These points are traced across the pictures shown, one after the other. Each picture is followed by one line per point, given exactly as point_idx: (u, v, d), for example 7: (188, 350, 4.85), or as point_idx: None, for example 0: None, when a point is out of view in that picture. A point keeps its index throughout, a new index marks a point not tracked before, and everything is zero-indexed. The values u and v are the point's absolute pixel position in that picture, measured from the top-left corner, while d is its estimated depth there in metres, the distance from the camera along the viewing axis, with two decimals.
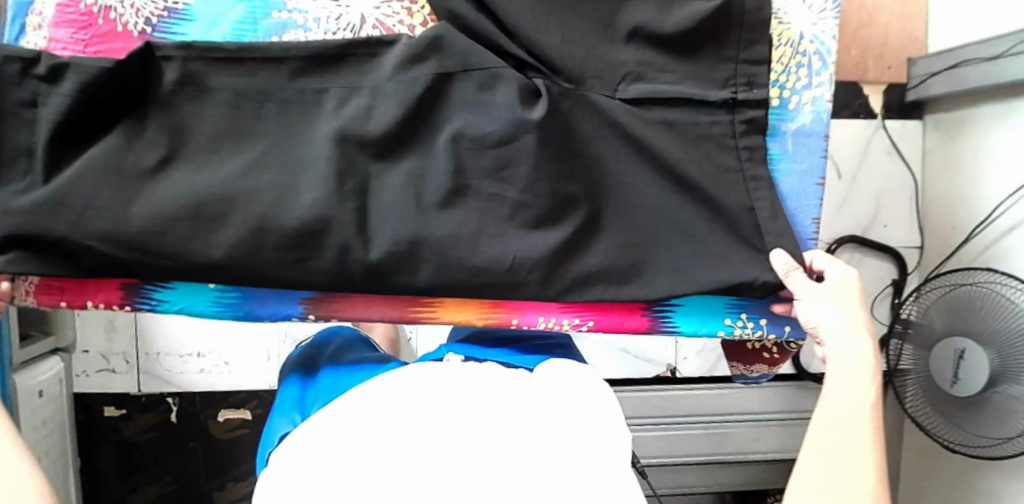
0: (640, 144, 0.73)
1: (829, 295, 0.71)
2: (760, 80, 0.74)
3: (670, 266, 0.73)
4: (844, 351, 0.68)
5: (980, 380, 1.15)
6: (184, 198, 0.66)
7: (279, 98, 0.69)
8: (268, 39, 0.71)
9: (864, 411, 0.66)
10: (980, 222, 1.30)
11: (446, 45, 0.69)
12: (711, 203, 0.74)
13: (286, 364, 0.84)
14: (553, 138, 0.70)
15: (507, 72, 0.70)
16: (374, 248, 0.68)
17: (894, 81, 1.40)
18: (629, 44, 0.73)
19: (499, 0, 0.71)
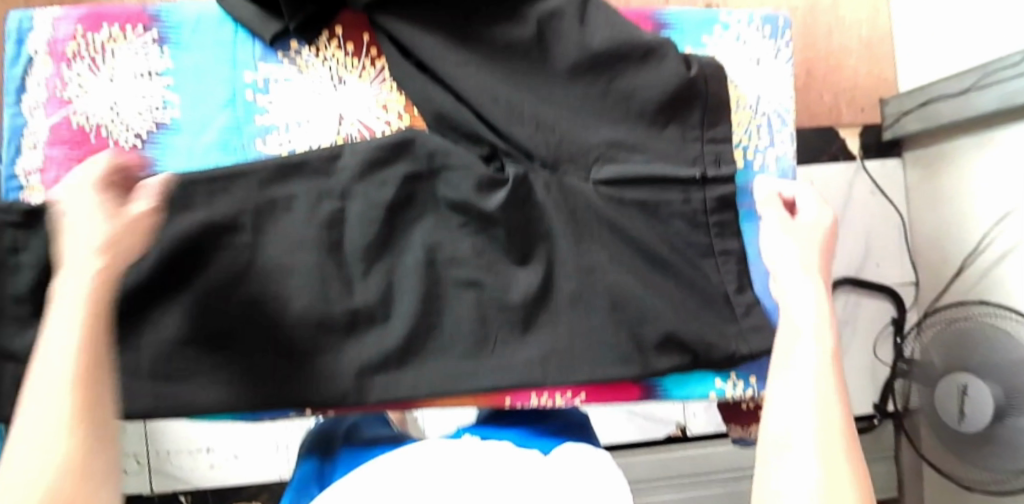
0: (613, 223, 0.77)
1: (800, 233, 0.71)
2: (726, 158, 0.78)
3: (650, 335, 0.76)
4: (802, 284, 0.67)
5: (985, 415, 1.14)
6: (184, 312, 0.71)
7: (271, 206, 0.73)
8: (253, 145, 0.74)
9: (827, 340, 0.63)
10: (969, 253, 1.32)
11: (423, 145, 0.74)
12: (683, 272, 0.77)
13: (307, 436, 0.86)
14: (528, 225, 0.76)
15: (477, 166, 0.74)
16: (369, 344, 0.73)
17: (869, 123, 1.44)
18: (600, 127, 0.76)
19: (474, 97, 0.74)
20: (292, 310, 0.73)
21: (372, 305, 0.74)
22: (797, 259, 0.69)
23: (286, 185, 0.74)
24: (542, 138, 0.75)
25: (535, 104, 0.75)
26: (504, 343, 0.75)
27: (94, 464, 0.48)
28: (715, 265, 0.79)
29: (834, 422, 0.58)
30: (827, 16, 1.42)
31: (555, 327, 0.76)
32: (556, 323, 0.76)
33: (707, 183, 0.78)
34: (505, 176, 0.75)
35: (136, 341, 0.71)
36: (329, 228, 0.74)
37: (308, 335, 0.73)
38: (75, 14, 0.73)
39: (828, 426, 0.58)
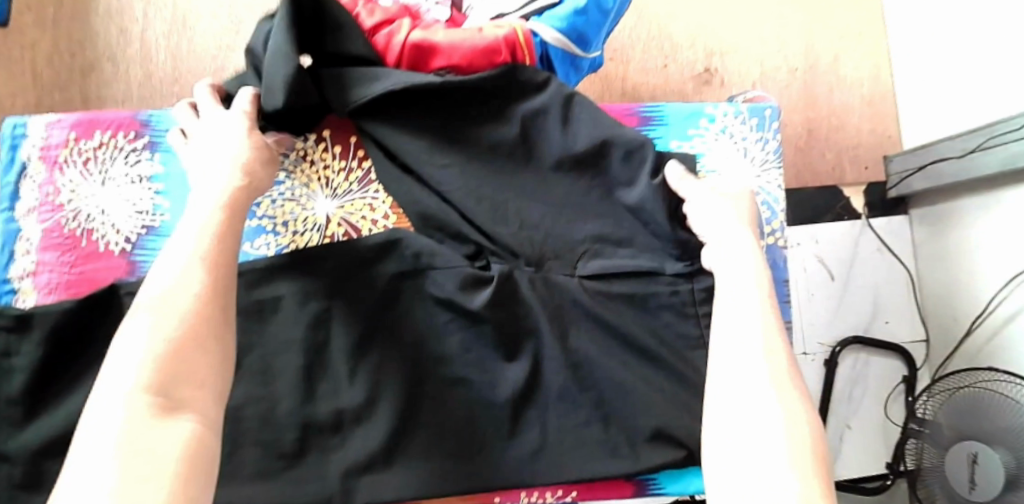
0: (599, 318, 0.76)
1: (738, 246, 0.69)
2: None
3: (638, 433, 0.75)
4: (742, 256, 0.67)
5: (995, 483, 1.10)
6: None
7: (258, 308, 0.73)
8: (240, 247, 0.75)
9: (779, 353, 0.59)
10: (978, 314, 1.29)
11: (409, 244, 0.75)
12: (673, 367, 0.76)
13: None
14: (512, 321, 0.76)
15: (462, 266, 0.75)
16: (354, 445, 0.72)
17: (873, 180, 1.42)
18: (585, 225, 0.77)
19: (459, 200, 0.76)
20: (277, 408, 0.72)
21: (355, 405, 0.73)
22: (738, 275, 0.66)
23: (273, 285, 0.74)
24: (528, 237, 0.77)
25: (521, 210, 0.77)
26: (491, 442, 0.74)
27: (193, 358, 0.53)
28: (705, 358, 0.76)
29: (806, 432, 0.54)
30: (827, 75, 1.41)
31: (543, 424, 0.75)
32: (543, 419, 0.75)
33: (695, 276, 0.77)
34: (490, 274, 0.75)
35: None
36: (314, 327, 0.74)
37: (290, 436, 0.72)
38: (68, 121, 0.76)
39: (803, 439, 0.53)
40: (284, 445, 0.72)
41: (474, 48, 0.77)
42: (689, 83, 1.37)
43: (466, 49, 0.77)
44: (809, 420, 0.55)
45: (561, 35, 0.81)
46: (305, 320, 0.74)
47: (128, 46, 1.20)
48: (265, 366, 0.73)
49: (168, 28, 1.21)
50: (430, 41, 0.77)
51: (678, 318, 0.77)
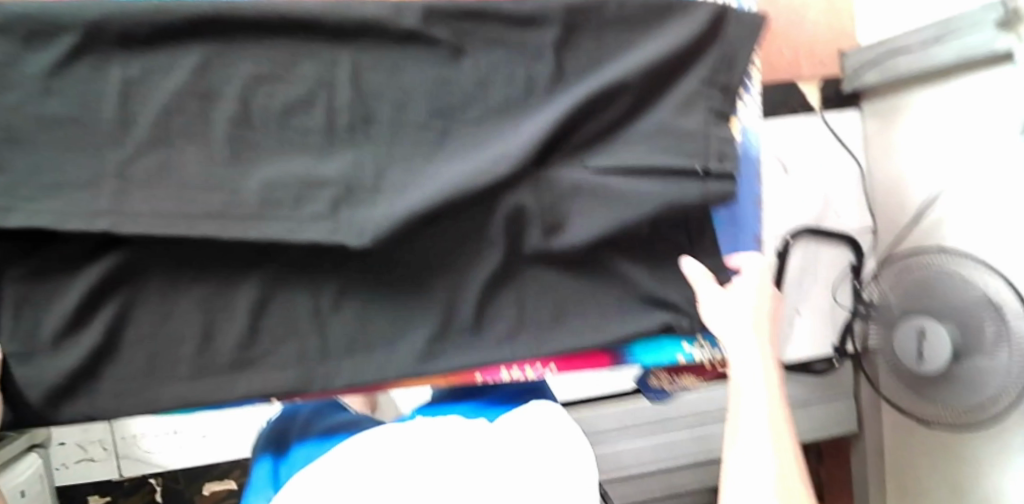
0: (603, 193, 0.73)
1: (737, 310, 0.77)
2: (729, 156, 0.75)
3: (624, 303, 0.78)
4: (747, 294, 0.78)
5: (942, 354, 1.18)
6: (168, 227, 0.66)
7: (208, 192, 0.67)
8: (190, 124, 0.68)
9: (776, 399, 0.74)
10: (926, 200, 1.35)
11: (354, 125, 0.71)
12: (644, 248, 0.79)
13: (258, 435, 0.84)
14: (509, 223, 0.73)
15: (411, 137, 0.72)
16: (348, 320, 0.73)
17: (829, 75, 1.44)
18: (550, 96, 0.74)
19: (421, 67, 0.72)
20: (276, 301, 0.71)
21: (333, 294, 0.72)
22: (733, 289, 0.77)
23: (251, 193, 0.68)
24: (504, 72, 0.73)
25: (511, 117, 0.73)
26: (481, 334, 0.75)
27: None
28: (684, 236, 0.80)
29: (794, 483, 0.70)
30: None
31: (533, 298, 0.77)
32: (537, 296, 0.77)
33: (708, 177, 0.74)
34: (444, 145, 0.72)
35: (121, 334, 0.69)
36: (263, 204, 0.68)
37: (285, 318, 0.72)
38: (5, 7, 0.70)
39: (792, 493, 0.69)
40: (275, 324, 0.72)
41: None
42: None
43: None
44: (799, 480, 0.70)
45: None
46: (240, 108, 0.69)
47: None
48: (256, 316, 0.71)
49: None
50: None
51: (667, 206, 0.73)
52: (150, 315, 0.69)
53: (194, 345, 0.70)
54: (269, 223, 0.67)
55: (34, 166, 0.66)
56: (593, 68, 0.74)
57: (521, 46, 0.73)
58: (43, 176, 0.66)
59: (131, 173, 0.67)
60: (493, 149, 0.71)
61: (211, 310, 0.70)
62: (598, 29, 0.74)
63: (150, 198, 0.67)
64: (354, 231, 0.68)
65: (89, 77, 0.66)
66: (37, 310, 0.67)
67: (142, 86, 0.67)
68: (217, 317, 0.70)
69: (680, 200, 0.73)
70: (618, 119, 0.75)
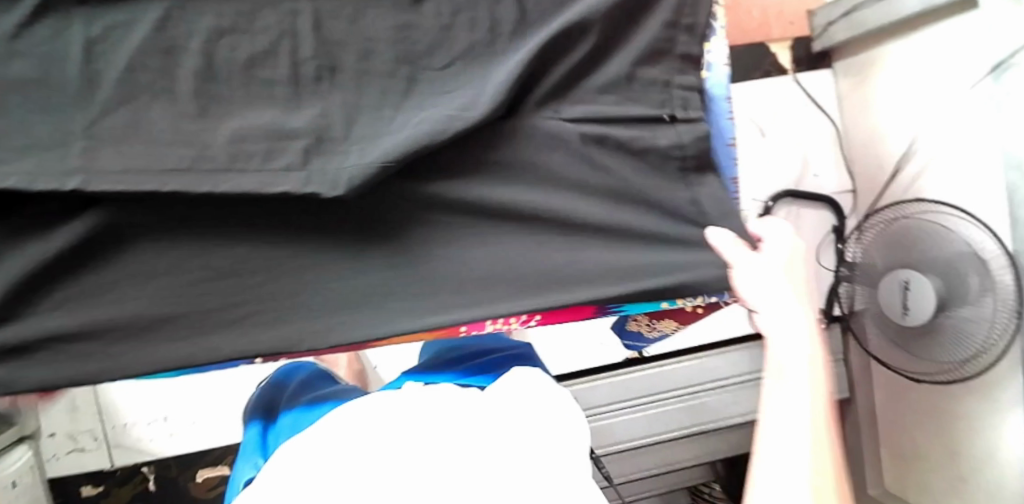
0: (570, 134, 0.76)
1: (766, 282, 0.74)
2: (693, 102, 0.80)
3: (598, 252, 0.79)
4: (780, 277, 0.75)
5: (928, 306, 1.17)
6: (133, 183, 0.66)
7: (176, 146, 0.69)
8: (156, 80, 0.70)
9: (817, 385, 0.67)
10: (902, 155, 1.36)
11: (317, 78, 0.73)
12: (615, 196, 0.79)
13: (249, 405, 0.87)
14: (480, 170, 0.75)
15: (376, 85, 0.74)
16: (322, 276, 0.73)
17: (799, 35, 1.45)
18: (509, 42, 0.76)
19: (381, 17, 0.74)
20: (249, 257, 0.72)
21: (307, 249, 0.73)
22: (764, 266, 0.75)
23: (221, 146, 0.69)
24: (466, 14, 0.75)
25: (474, 64, 0.75)
26: (455, 286, 0.75)
27: None
28: (660, 183, 0.80)
29: (826, 468, 0.62)
30: None
31: (511, 246, 0.77)
32: (513, 242, 0.78)
33: (676, 122, 0.79)
34: (409, 95, 0.74)
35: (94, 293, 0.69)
36: (231, 156, 0.69)
37: (257, 273, 0.72)
38: None
39: (822, 475, 0.61)
40: (250, 281, 0.72)
41: None
42: None
43: None
44: (831, 465, 0.63)
45: None
46: (203, 62, 0.70)
47: None
48: (229, 272, 0.71)
49: None
50: None
51: (639, 149, 0.78)
52: (123, 274, 0.70)
53: (168, 300, 0.71)
54: (239, 174, 0.68)
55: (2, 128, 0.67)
56: (555, 10, 0.76)
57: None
58: (10, 138, 0.67)
59: (99, 130, 0.68)
60: (460, 97, 0.73)
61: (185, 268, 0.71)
62: None
63: (118, 153, 0.67)
64: (328, 181, 0.69)
65: (48, 36, 0.68)
66: (14, 274, 0.67)
67: (104, 44, 0.69)
68: (195, 274, 0.71)
69: (655, 143, 0.78)
70: (580, 62, 0.76)
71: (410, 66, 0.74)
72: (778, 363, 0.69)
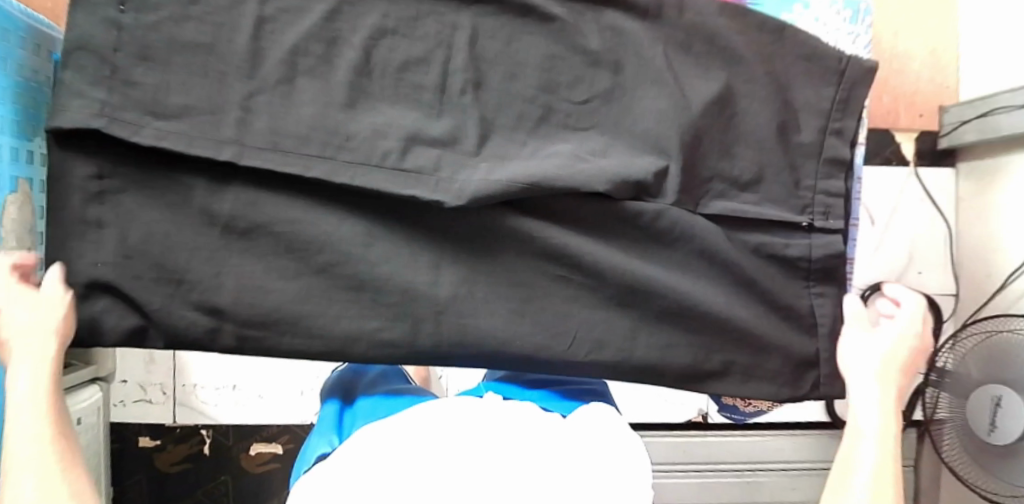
0: (697, 196, 0.75)
1: (863, 379, 0.71)
2: (835, 211, 0.78)
3: (705, 321, 0.76)
4: (870, 388, 0.70)
5: (1016, 429, 1.11)
6: (279, 162, 0.71)
7: (319, 132, 0.72)
8: (314, 68, 0.73)
9: (889, 478, 0.65)
10: (1013, 269, 1.29)
11: (461, 90, 0.74)
12: (731, 266, 0.76)
13: (327, 384, 0.88)
14: (602, 213, 0.74)
15: (515, 106, 0.75)
16: (425, 283, 0.73)
17: (926, 129, 1.41)
18: (652, 87, 0.75)
19: (533, 44, 0.75)
20: (361, 250, 0.73)
21: (419, 253, 0.74)
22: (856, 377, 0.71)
23: (362, 141, 0.72)
24: (616, 53, 0.75)
25: (614, 103, 0.75)
26: (553, 321, 0.75)
27: None
28: (777, 264, 0.77)
29: None
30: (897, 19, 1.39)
31: (621, 301, 0.76)
32: (619, 295, 0.75)
33: (813, 232, 0.77)
34: (545, 123, 0.75)
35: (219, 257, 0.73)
36: (369, 151, 0.72)
37: (367, 268, 0.73)
38: None
39: None
40: (358, 274, 0.73)
41: None
42: None
43: None
44: None
45: None
46: (360, 57, 0.73)
47: None
48: (342, 264, 0.73)
49: None
50: None
51: (768, 253, 0.76)
52: (246, 244, 0.73)
53: (282, 276, 0.74)
54: (373, 169, 0.72)
55: (166, 83, 0.71)
56: (704, 63, 0.75)
57: (639, 31, 0.75)
58: (172, 95, 0.71)
59: (254, 105, 0.72)
60: (593, 140, 0.75)
61: (308, 250, 0.73)
62: (710, 28, 0.75)
63: (271, 131, 0.72)
64: (454, 190, 0.70)
65: (226, 7, 0.72)
66: (163, 230, 0.72)
67: (275, 24, 0.73)
68: (318, 262, 0.73)
69: (785, 252, 0.76)
70: (719, 121, 0.76)
71: (551, 94, 0.75)
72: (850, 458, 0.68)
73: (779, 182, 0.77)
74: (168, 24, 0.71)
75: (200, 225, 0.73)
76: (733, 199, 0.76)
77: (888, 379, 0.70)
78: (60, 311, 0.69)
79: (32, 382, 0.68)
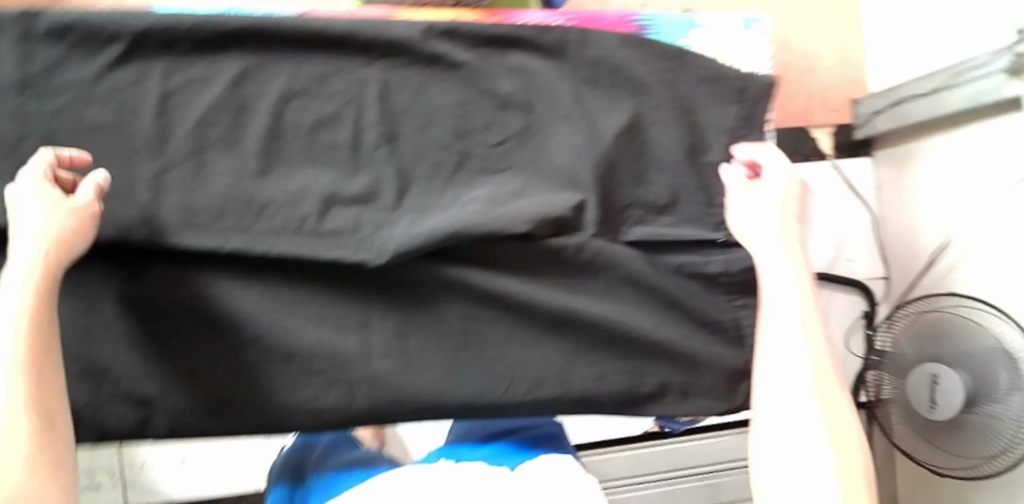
0: (618, 224, 0.77)
1: (765, 231, 0.68)
2: None
3: (641, 348, 0.76)
4: (780, 259, 0.66)
5: (955, 403, 1.15)
6: (196, 238, 0.70)
7: (236, 203, 0.71)
8: (223, 137, 0.72)
9: (819, 345, 0.63)
10: (937, 247, 1.35)
11: (375, 144, 0.74)
12: (659, 290, 0.77)
13: (274, 468, 0.86)
14: (528, 251, 0.75)
15: (430, 155, 0.75)
16: (355, 344, 0.73)
17: (841, 122, 1.47)
18: (563, 123, 0.76)
19: (442, 92, 0.75)
20: (286, 316, 0.72)
21: (349, 313, 0.73)
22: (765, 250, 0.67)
23: (280, 207, 0.72)
24: (524, 94, 0.76)
25: (529, 141, 0.76)
26: (489, 364, 0.75)
27: None
28: (703, 283, 0.78)
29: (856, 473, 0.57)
30: (800, 22, 1.46)
31: (555, 337, 0.76)
32: (551, 330, 0.76)
33: (730, 246, 0.79)
34: (463, 168, 0.75)
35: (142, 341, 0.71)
36: (287, 217, 0.72)
37: (298, 334, 0.72)
38: None
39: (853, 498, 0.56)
40: (289, 341, 0.72)
41: None
42: None
43: None
44: (863, 480, 0.57)
45: None
46: (270, 122, 0.72)
47: None
48: (269, 334, 0.72)
49: None
50: None
51: (689, 272, 0.78)
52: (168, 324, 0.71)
53: (209, 352, 0.72)
54: (294, 234, 0.71)
55: None
56: (613, 94, 0.77)
57: (546, 68, 0.76)
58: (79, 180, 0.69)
59: (165, 181, 0.71)
60: (511, 180, 0.76)
61: (233, 325, 0.72)
62: (613, 58, 0.77)
63: (186, 206, 0.70)
64: (375, 250, 0.71)
65: (127, 85, 0.70)
66: (81, 321, 0.70)
67: (179, 97, 0.71)
68: (245, 334, 0.72)
69: (705, 269, 0.77)
70: (632, 148, 0.77)
71: (465, 139, 0.75)
72: (776, 337, 0.64)
73: (696, 200, 0.79)
74: (70, 108, 0.69)
75: (120, 311, 0.70)
76: (652, 222, 0.78)
77: (792, 244, 0.68)
78: (77, 214, 0.59)
79: (23, 282, 0.54)
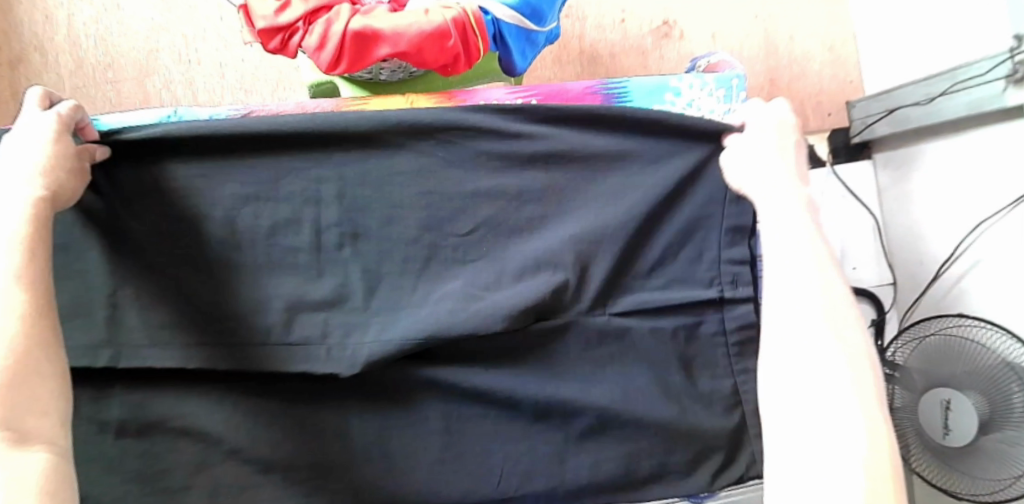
0: (599, 306, 0.74)
1: (780, 210, 0.65)
2: (743, 279, 0.75)
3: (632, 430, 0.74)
4: (783, 196, 0.65)
5: (970, 429, 1.13)
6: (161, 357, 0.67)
7: (198, 317, 0.69)
8: (179, 248, 0.69)
9: (827, 278, 0.62)
10: (945, 260, 1.30)
11: (338, 243, 0.71)
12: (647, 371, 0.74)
13: None
14: (506, 343, 0.73)
15: (398, 249, 0.71)
16: (334, 452, 0.70)
17: (836, 127, 1.41)
18: (533, 205, 0.73)
19: (404, 181, 0.72)
20: (263, 428, 0.70)
21: (325, 419, 0.71)
22: (766, 186, 0.66)
23: (245, 318, 0.69)
24: (491, 179, 0.73)
25: (500, 227, 0.73)
26: (475, 460, 0.72)
27: None
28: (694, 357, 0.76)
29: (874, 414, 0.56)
30: (787, 25, 1.40)
31: (541, 428, 0.73)
32: (538, 420, 0.73)
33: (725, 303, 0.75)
34: (433, 261, 0.72)
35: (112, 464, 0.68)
36: (252, 327, 0.69)
37: (274, 446, 0.70)
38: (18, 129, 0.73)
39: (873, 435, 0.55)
40: (265, 454, 0.69)
41: (421, 34, 0.65)
42: (648, 38, 1.35)
43: (414, 35, 0.65)
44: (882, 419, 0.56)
45: (515, 10, 0.71)
46: (226, 229, 0.69)
47: (55, 34, 1.17)
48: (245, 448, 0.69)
49: (95, 13, 1.18)
50: (372, 28, 0.64)
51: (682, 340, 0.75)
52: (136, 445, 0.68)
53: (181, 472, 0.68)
54: (259, 345, 0.69)
55: None
56: (581, 173, 0.74)
57: (510, 151, 0.73)
58: None
59: (122, 300, 0.68)
60: (483, 272, 0.72)
61: (209, 439, 0.69)
62: (579, 130, 0.74)
63: (147, 324, 0.68)
64: (346, 361, 0.68)
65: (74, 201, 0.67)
66: None
67: (129, 209, 0.68)
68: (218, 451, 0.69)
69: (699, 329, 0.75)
70: (607, 225, 0.74)
71: (433, 228, 0.72)
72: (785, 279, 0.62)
73: (681, 272, 0.75)
74: None
75: (91, 433, 0.67)
76: (641, 287, 0.75)
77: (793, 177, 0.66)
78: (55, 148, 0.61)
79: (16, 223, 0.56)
